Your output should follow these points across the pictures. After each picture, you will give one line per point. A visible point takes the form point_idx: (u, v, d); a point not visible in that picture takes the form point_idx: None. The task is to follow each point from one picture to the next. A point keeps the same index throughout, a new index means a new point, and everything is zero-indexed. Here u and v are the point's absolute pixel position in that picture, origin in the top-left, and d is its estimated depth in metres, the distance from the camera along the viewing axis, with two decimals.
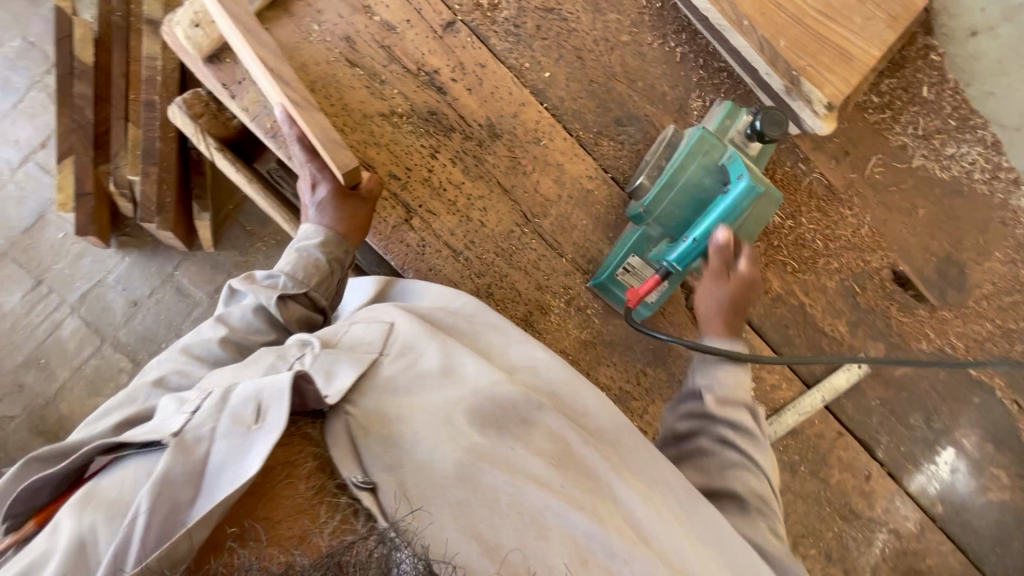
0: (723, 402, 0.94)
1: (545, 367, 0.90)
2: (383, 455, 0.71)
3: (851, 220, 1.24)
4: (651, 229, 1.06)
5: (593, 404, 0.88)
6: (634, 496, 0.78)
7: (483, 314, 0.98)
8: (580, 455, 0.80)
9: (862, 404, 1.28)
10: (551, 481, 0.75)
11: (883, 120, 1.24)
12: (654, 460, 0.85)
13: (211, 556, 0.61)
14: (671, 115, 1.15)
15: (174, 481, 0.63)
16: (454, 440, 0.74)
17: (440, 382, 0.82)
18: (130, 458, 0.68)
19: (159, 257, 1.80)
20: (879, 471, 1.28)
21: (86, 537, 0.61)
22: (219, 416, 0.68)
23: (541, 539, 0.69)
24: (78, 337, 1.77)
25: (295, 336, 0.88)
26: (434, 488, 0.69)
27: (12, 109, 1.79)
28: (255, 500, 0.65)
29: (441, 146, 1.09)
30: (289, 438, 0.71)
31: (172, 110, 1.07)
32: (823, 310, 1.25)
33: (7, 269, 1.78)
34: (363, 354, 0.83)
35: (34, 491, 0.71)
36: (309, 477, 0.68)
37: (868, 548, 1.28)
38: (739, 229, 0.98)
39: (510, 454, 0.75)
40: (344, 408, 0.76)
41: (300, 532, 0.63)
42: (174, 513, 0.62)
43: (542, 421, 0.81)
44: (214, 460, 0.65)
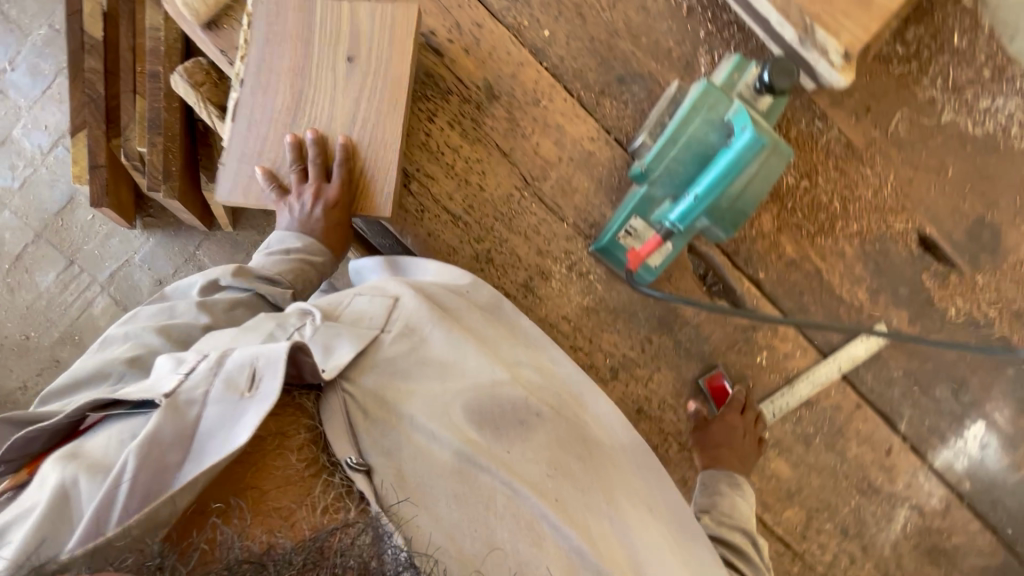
0: (717, 521, 1.03)
1: (556, 375, 0.99)
2: (380, 440, 0.81)
3: (871, 179, 1.17)
4: (654, 189, 1.02)
5: (592, 404, 0.99)
6: (620, 517, 0.88)
7: (501, 307, 1.02)
8: (578, 468, 0.89)
9: (883, 375, 1.21)
10: (546, 489, 0.84)
11: (909, 72, 1.15)
12: (632, 471, 0.96)
13: (195, 529, 0.69)
14: (677, 73, 1.10)
15: (164, 442, 0.69)
16: (454, 436, 0.83)
17: (442, 373, 0.89)
18: (122, 417, 0.75)
19: (182, 236, 1.85)
20: (900, 445, 1.22)
21: (70, 486, 0.68)
22: (213, 380, 0.74)
23: (531, 544, 0.79)
24: (109, 315, 1.84)
25: (296, 304, 0.92)
26: (433, 479, 0.80)
27: (41, 95, 1.85)
28: (242, 471, 0.74)
29: (438, 109, 1.08)
30: (281, 410, 0.80)
31: (174, 79, 1.09)
32: (841, 277, 1.19)
33: (41, 250, 1.84)
34: (365, 329, 0.89)
35: (27, 441, 0.76)
36: (300, 450, 0.77)
37: (888, 525, 1.23)
38: (745, 187, 0.94)
39: (506, 456, 0.85)
40: (340, 385, 0.84)
41: (285, 504, 0.73)
42: (162, 472, 0.68)
43: (540, 426, 0.90)
44: (206, 424, 0.71)
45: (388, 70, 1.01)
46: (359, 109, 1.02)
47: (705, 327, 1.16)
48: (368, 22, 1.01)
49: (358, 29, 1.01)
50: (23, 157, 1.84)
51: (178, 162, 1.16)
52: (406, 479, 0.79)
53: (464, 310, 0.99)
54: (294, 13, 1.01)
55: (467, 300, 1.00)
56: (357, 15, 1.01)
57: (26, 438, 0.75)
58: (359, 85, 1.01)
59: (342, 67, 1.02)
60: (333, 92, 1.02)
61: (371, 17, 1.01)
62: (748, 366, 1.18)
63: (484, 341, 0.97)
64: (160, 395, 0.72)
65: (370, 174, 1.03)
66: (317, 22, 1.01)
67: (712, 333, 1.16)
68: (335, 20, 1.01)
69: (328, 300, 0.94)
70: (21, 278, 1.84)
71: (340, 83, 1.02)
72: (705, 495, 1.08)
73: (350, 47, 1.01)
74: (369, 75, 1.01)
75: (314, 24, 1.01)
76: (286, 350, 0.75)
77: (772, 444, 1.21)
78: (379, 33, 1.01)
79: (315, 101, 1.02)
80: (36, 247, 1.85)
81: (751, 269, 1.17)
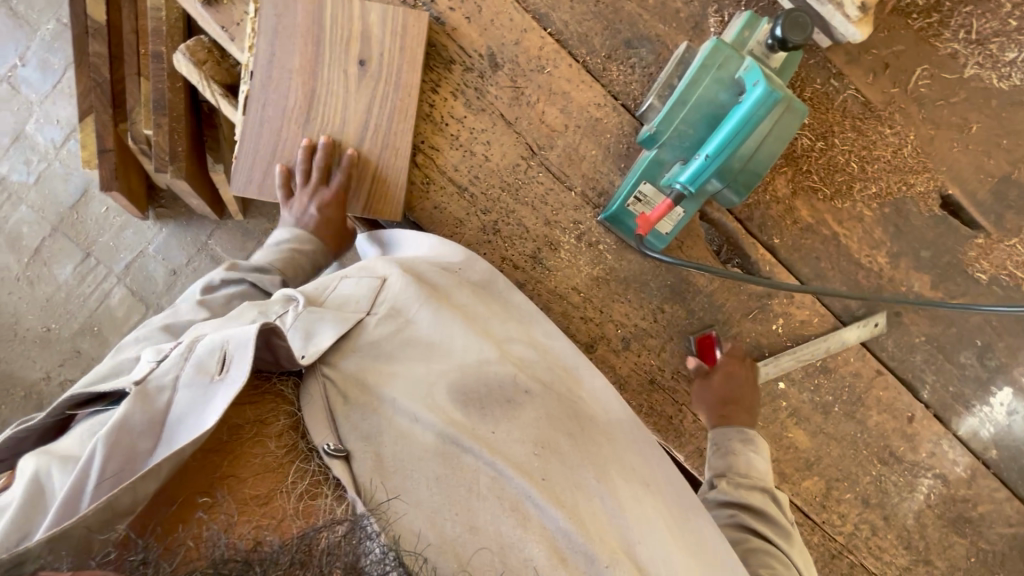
0: (734, 488, 0.95)
1: (551, 352, 0.96)
2: (359, 424, 0.77)
3: (890, 139, 1.13)
4: (662, 153, 0.99)
5: (587, 381, 0.94)
6: (614, 499, 0.79)
7: (495, 283, 1.01)
8: (567, 446, 0.82)
9: (904, 341, 1.18)
10: (532, 470, 0.78)
11: (929, 26, 1.11)
12: (628, 449, 0.88)
13: (179, 524, 0.63)
14: (686, 34, 1.08)
15: (132, 429, 0.64)
16: (435, 413, 0.79)
17: (427, 353, 0.86)
18: (102, 412, 0.72)
19: (194, 226, 1.87)
20: (923, 413, 1.19)
21: (39, 481, 0.62)
22: (184, 365, 0.70)
23: (517, 529, 0.73)
24: (126, 305, 1.86)
25: (281, 292, 0.90)
26: (414, 462, 0.75)
27: (52, 89, 1.86)
28: (219, 460, 0.69)
29: (441, 80, 1.06)
30: (259, 396, 0.77)
31: (176, 58, 1.08)
32: (859, 241, 1.15)
33: (58, 243, 1.86)
34: (349, 313, 0.86)
35: (17, 442, 0.74)
36: (280, 436, 0.73)
37: (911, 494, 1.20)
38: (759, 144, 0.92)
39: (490, 435, 0.79)
40: (321, 369, 0.81)
41: (266, 491, 0.68)
42: (131, 461, 0.63)
43: (527, 404, 0.84)
44: (175, 410, 0.67)
45: (400, 78, 1.02)
46: (370, 116, 1.03)
47: (719, 295, 1.14)
48: (380, 29, 1.01)
49: (369, 34, 1.01)
50: (37, 152, 1.86)
51: (184, 143, 1.16)
52: (384, 465, 0.74)
53: (453, 291, 0.96)
54: (304, 11, 1.00)
55: (458, 282, 0.98)
56: (367, 19, 1.01)
57: (14, 440, 0.72)
58: (371, 90, 1.02)
59: (353, 73, 1.02)
60: (345, 96, 1.02)
61: (383, 22, 1.01)
62: (763, 335, 1.16)
63: (473, 320, 0.93)
64: (133, 383, 0.69)
65: (382, 179, 1.05)
66: (328, 24, 1.00)
67: (726, 302, 1.15)
68: (346, 22, 1.01)
69: (313, 286, 0.92)
70: (39, 271, 1.86)
71: (352, 89, 1.02)
72: (720, 462, 1.00)
73: (362, 52, 1.01)
74: (380, 82, 1.02)
75: (324, 24, 1.00)
76: (255, 330, 0.70)
77: (790, 414, 1.18)
78: (390, 41, 1.01)
79: (327, 104, 1.02)
80: (52, 240, 1.87)
81: (765, 236, 1.15)
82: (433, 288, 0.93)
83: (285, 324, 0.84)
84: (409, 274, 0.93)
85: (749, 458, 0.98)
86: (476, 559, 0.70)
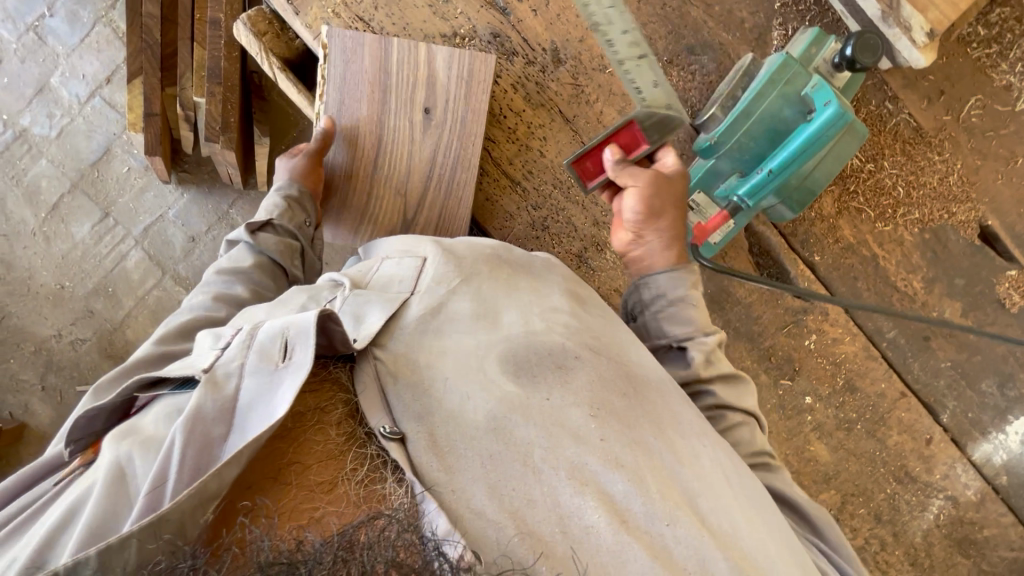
0: (709, 363, 0.81)
1: (588, 321, 0.74)
2: (412, 404, 0.64)
3: (939, 165, 1.14)
4: (720, 163, 0.99)
5: (636, 351, 0.73)
6: (675, 454, 0.64)
7: (533, 266, 0.81)
8: (622, 406, 0.66)
9: (930, 365, 1.21)
10: (588, 436, 0.63)
11: (987, 56, 1.12)
12: (681, 402, 0.70)
13: (226, 529, 0.53)
14: (749, 45, 1.08)
15: (205, 418, 0.55)
16: (488, 387, 0.65)
17: (469, 327, 0.71)
18: (173, 397, 0.62)
19: (216, 194, 1.84)
20: (941, 436, 1.22)
21: (118, 469, 0.54)
22: (248, 352, 0.61)
23: (577, 494, 0.59)
24: (142, 269, 1.84)
25: (326, 277, 0.82)
26: (465, 438, 0.62)
27: (80, 43, 1.82)
28: (285, 447, 0.58)
29: (503, 71, 1.06)
30: (318, 383, 0.64)
31: (236, 29, 1.07)
32: (897, 264, 1.18)
33: (77, 201, 1.83)
34: (394, 294, 0.74)
35: (89, 420, 0.64)
36: (340, 424, 0.61)
37: (921, 513, 1.24)
38: (819, 162, 0.94)
39: (546, 403, 0.64)
40: (372, 352, 0.68)
41: (329, 480, 0.57)
42: (207, 450, 0.54)
43: (580, 367, 0.68)
44: (245, 398, 0.58)
45: (463, 124, 1.02)
46: (435, 163, 1.03)
47: (756, 308, 1.18)
48: (445, 73, 1.01)
49: (434, 82, 1.01)
50: (60, 106, 1.82)
51: (236, 114, 1.15)
52: (439, 443, 0.62)
53: (494, 265, 0.79)
54: (370, 57, 1.01)
55: (495, 257, 0.80)
56: (433, 62, 1.01)
57: (86, 420, 0.64)
58: (436, 136, 1.03)
59: (419, 120, 1.02)
60: (409, 145, 1.03)
61: (449, 65, 1.01)
62: (796, 349, 1.19)
63: (516, 291, 0.76)
64: (200, 371, 0.60)
65: (445, 227, 1.04)
66: (392, 70, 1.01)
67: (762, 315, 1.18)
68: (412, 66, 1.01)
69: (355, 270, 0.83)
70: (56, 228, 1.83)
71: (417, 135, 1.02)
72: (682, 327, 0.83)
73: (427, 99, 1.02)
74: (445, 128, 1.02)
75: (390, 69, 1.01)
76: (316, 315, 0.61)
77: (813, 428, 1.21)
78: (456, 87, 1.01)
79: (394, 150, 1.03)
80: (70, 197, 1.84)
81: (807, 252, 1.16)
82: (475, 266, 0.77)
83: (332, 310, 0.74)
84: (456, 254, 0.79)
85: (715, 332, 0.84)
86: (538, 530, 0.57)
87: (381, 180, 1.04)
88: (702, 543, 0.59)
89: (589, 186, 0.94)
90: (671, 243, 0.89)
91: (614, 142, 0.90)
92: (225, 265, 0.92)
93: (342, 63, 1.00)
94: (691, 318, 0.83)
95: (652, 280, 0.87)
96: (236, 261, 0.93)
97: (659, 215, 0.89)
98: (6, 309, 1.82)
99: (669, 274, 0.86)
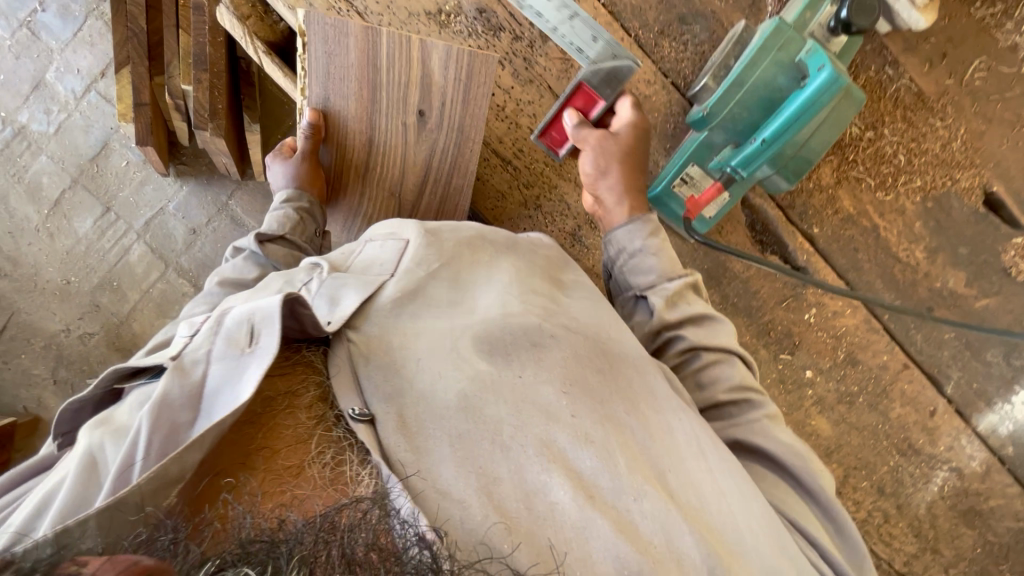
0: (673, 306, 0.86)
1: (568, 308, 0.75)
2: (383, 384, 0.64)
3: (941, 131, 1.11)
4: (713, 134, 0.98)
5: (617, 329, 0.74)
6: (646, 430, 0.65)
7: (518, 246, 0.83)
8: (595, 382, 0.67)
9: (934, 336, 1.19)
10: (558, 413, 0.63)
11: (992, 16, 1.07)
12: (657, 378, 0.70)
13: (206, 504, 0.54)
14: (742, 12, 1.04)
15: (171, 404, 0.55)
16: (460, 366, 0.65)
17: (449, 310, 0.72)
18: (147, 387, 0.62)
19: (215, 185, 1.85)
20: (945, 407, 1.21)
21: (90, 458, 0.55)
22: (215, 339, 0.60)
23: (544, 470, 0.59)
24: (146, 263, 1.85)
25: (305, 261, 0.80)
26: (435, 418, 0.61)
27: (73, 37, 1.81)
28: (255, 432, 0.59)
29: (489, 48, 1.05)
30: (289, 367, 0.65)
31: (218, 12, 1.07)
32: (899, 235, 1.16)
33: (78, 196, 1.84)
34: (373, 277, 0.72)
35: (76, 413, 0.66)
36: (311, 407, 0.62)
37: (925, 485, 1.23)
38: (815, 130, 0.91)
39: (517, 380, 0.64)
40: (345, 335, 0.68)
41: (296, 464, 0.57)
42: (173, 436, 0.55)
43: (554, 345, 0.68)
44: (211, 383, 0.58)
45: (460, 129, 1.03)
46: (430, 167, 1.06)
47: (754, 283, 1.18)
48: (441, 74, 1.00)
49: (429, 81, 1.01)
50: (57, 102, 1.83)
51: (223, 100, 1.15)
52: (408, 425, 0.61)
53: (474, 249, 0.79)
54: (357, 48, 0.99)
55: (475, 241, 0.80)
56: (427, 59, 0.99)
57: (74, 411, 0.65)
58: (431, 141, 1.05)
59: (412, 122, 1.04)
60: (403, 147, 1.05)
61: (445, 65, 0.99)
62: (795, 323, 1.19)
63: (494, 276, 0.77)
64: (168, 359, 0.60)
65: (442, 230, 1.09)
66: (383, 66, 1.00)
67: (760, 289, 1.18)
68: (402, 62, 0.99)
69: (337, 254, 0.81)
70: (59, 224, 1.85)
71: (410, 138, 1.05)
72: (645, 277, 0.89)
73: (420, 102, 1.02)
74: (439, 131, 1.04)
75: (380, 65, 0.99)
76: (281, 299, 0.60)
77: (814, 402, 1.21)
78: (453, 87, 1.00)
79: (387, 152, 1.06)
80: (71, 193, 1.85)
81: (806, 224, 1.15)
82: (456, 250, 0.78)
83: (309, 293, 0.72)
84: (437, 236, 0.78)
85: (679, 277, 0.88)
86: (504, 504, 0.57)
87: (373, 179, 1.08)
88: (669, 517, 0.58)
89: (561, 154, 1.03)
90: (624, 197, 0.96)
91: (570, 106, 0.96)
92: (228, 275, 0.91)
93: (332, 63, 0.99)
94: (652, 266, 0.89)
95: (613, 235, 0.94)
96: (240, 272, 0.92)
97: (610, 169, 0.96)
98: (14, 305, 1.85)
99: (629, 229, 0.93)
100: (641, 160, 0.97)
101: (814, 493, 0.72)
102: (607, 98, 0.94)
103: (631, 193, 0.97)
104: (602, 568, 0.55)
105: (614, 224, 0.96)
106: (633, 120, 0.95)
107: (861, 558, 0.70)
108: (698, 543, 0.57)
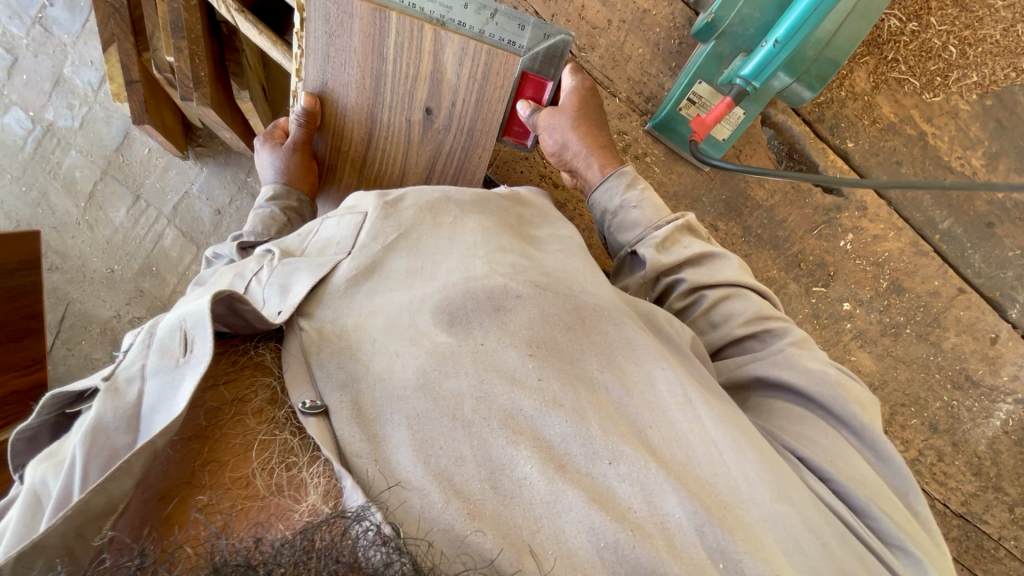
0: (667, 251, 0.83)
1: (540, 261, 0.74)
2: (337, 372, 0.62)
3: (1002, 13, 1.02)
4: (722, 44, 0.90)
5: (591, 281, 0.72)
6: (623, 385, 0.64)
7: (485, 202, 0.81)
8: (565, 340, 0.65)
9: (996, 255, 1.11)
10: (524, 377, 0.62)
11: None
12: (635, 326, 0.68)
13: (175, 526, 0.52)
14: None
15: (106, 428, 0.52)
16: (417, 343, 0.63)
17: (405, 282, 0.70)
18: (83, 413, 0.59)
19: (233, 163, 1.67)
20: (1009, 333, 1.12)
21: (32, 492, 0.51)
22: (148, 352, 0.58)
23: (509, 444, 0.58)
24: (179, 245, 1.68)
25: (257, 250, 0.77)
26: (393, 401, 0.60)
27: (82, 29, 1.62)
28: (200, 447, 0.57)
29: None
30: (236, 372, 0.63)
31: None
32: (951, 141, 1.09)
33: (110, 187, 1.67)
34: (328, 258, 0.71)
35: (33, 440, 0.63)
36: (259, 412, 0.60)
37: (985, 420, 1.14)
38: (843, 22, 0.80)
39: (480, 347, 0.64)
40: (298, 324, 0.65)
41: (245, 475, 0.56)
42: (113, 462, 0.51)
43: (520, 307, 0.67)
44: (149, 400, 0.55)
45: (470, 134, 0.99)
46: (434, 168, 1.04)
47: (780, 211, 1.13)
48: (454, 72, 0.93)
49: (440, 78, 0.94)
50: (77, 96, 1.64)
51: (205, 67, 1.12)
52: (365, 412, 0.59)
53: (436, 214, 0.77)
54: (361, 32, 0.90)
55: (437, 205, 0.78)
56: (440, 55, 0.91)
57: (27, 443, 0.63)
58: (437, 140, 1.01)
59: (419, 120, 0.99)
60: (404, 144, 1.02)
61: (458, 62, 0.91)
62: (829, 253, 1.13)
63: (457, 238, 0.74)
64: (101, 381, 0.57)
65: None
66: (389, 57, 0.92)
67: (787, 218, 1.13)
68: (411, 52, 0.91)
69: (293, 237, 0.78)
70: (96, 216, 1.67)
71: (416, 138, 1.01)
72: (632, 232, 0.87)
73: (429, 99, 0.97)
74: (446, 132, 1.00)
75: (387, 54, 0.92)
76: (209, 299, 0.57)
77: (855, 335, 1.14)
78: (467, 86, 0.94)
79: (388, 150, 1.03)
80: (103, 184, 1.67)
81: (838, 139, 1.11)
82: (416, 218, 0.75)
83: (259, 283, 0.70)
84: (398, 206, 0.76)
85: (668, 223, 0.85)
86: (467, 488, 0.55)
87: (370, 175, 1.06)
88: (648, 475, 0.57)
89: (528, 144, 1.05)
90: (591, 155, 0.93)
91: (520, 98, 0.96)
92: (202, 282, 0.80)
93: (335, 53, 0.93)
94: (637, 219, 0.87)
95: (599, 196, 0.92)
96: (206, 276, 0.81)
97: (568, 134, 0.92)
98: (66, 295, 1.69)
99: (608, 188, 0.91)
100: (597, 116, 0.94)
101: (844, 419, 0.67)
102: (554, 78, 0.92)
103: (596, 148, 0.93)
104: (577, 545, 0.53)
105: (592, 185, 0.94)
106: (576, 85, 0.94)
107: (905, 483, 0.65)
108: (683, 500, 0.55)
